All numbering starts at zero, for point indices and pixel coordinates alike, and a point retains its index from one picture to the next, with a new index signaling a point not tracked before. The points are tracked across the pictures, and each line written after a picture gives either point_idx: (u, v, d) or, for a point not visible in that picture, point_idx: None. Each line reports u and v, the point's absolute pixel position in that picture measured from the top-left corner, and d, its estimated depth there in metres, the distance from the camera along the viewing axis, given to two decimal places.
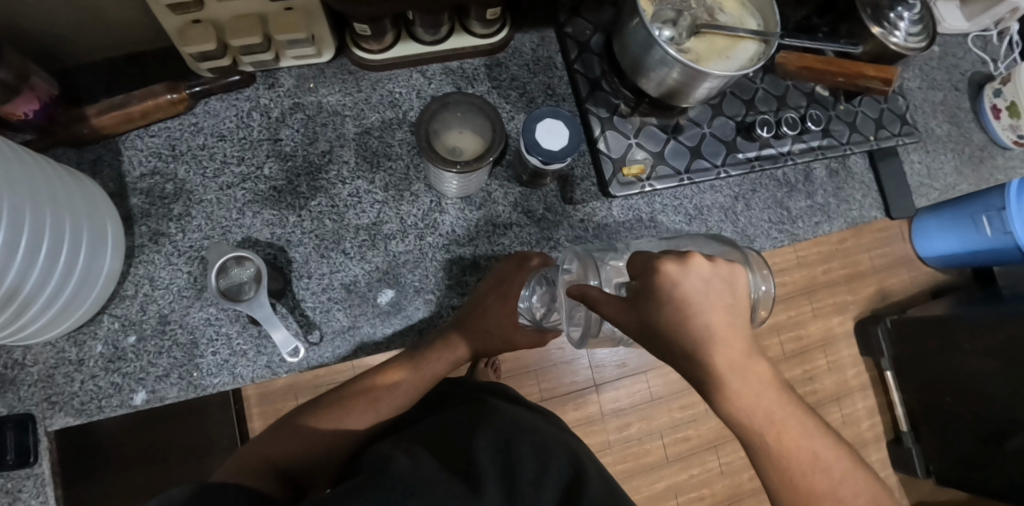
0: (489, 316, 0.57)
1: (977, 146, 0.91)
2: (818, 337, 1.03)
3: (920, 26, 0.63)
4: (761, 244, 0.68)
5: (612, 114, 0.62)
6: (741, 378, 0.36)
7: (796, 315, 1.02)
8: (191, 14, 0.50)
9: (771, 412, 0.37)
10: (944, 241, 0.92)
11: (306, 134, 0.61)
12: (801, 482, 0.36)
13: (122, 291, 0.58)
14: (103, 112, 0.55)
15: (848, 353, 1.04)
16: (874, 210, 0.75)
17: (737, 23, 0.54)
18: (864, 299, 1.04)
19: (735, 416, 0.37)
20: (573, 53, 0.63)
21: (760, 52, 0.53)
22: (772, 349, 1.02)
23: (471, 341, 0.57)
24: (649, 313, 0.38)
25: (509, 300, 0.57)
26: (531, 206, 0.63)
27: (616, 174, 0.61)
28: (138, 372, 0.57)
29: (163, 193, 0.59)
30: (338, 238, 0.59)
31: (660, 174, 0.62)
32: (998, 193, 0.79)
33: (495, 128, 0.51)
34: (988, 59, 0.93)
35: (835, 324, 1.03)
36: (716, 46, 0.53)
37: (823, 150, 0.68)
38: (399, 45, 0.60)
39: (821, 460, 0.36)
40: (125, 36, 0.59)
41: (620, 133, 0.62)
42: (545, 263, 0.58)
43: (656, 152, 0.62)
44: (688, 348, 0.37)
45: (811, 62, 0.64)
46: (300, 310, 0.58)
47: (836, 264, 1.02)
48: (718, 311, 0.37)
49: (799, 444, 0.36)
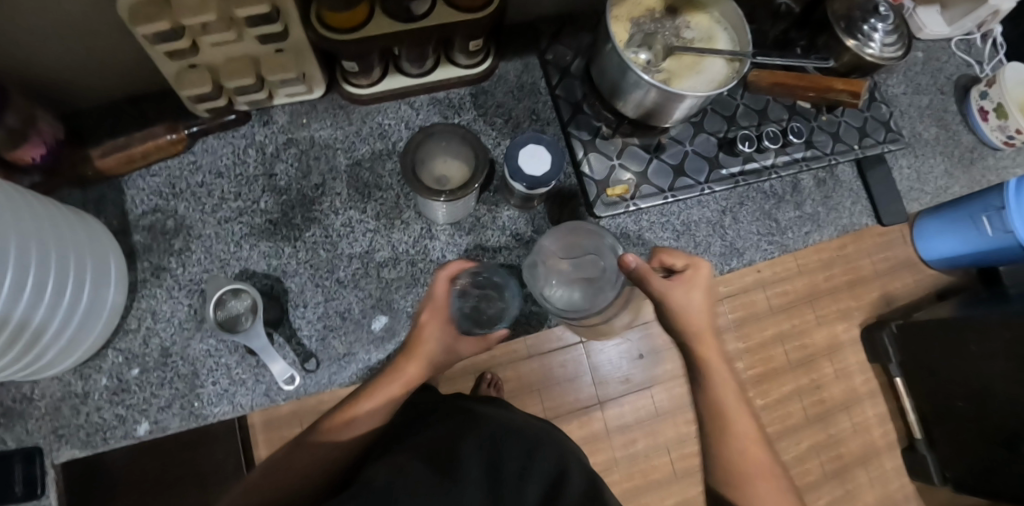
0: (437, 336, 0.54)
1: (968, 148, 0.91)
2: (823, 346, 1.03)
3: (895, 36, 0.65)
4: (751, 257, 0.69)
5: (593, 137, 0.63)
6: (715, 355, 0.51)
7: (799, 323, 1.02)
8: (188, 59, 0.53)
9: (724, 388, 0.50)
10: (944, 243, 0.89)
11: (300, 168, 0.63)
12: (742, 453, 0.48)
13: (126, 325, 0.60)
14: (105, 153, 0.58)
15: (856, 360, 1.04)
16: (864, 217, 0.76)
17: (704, 38, 0.56)
18: (867, 305, 1.04)
19: (707, 386, 0.50)
20: (555, 79, 0.65)
21: (730, 66, 0.54)
22: (777, 358, 1.02)
23: (425, 362, 0.53)
24: (677, 297, 0.50)
25: (443, 313, 0.54)
26: (520, 230, 0.64)
27: (600, 195, 0.62)
28: (142, 403, 0.58)
29: (164, 229, 0.61)
30: (332, 268, 0.61)
31: (643, 193, 0.62)
32: (997, 193, 0.77)
33: (477, 148, 0.53)
34: (973, 62, 0.94)
35: (840, 330, 1.03)
36: (686, 63, 0.55)
37: (807, 161, 0.68)
38: (387, 79, 0.62)
39: (758, 440, 0.48)
40: (128, 80, 0.62)
41: (602, 155, 0.63)
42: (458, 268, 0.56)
43: (639, 172, 0.63)
44: (691, 320, 0.50)
45: (783, 79, 0.64)
46: (297, 340, 0.59)
47: (837, 270, 1.03)
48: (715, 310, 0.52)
49: (745, 422, 0.49)
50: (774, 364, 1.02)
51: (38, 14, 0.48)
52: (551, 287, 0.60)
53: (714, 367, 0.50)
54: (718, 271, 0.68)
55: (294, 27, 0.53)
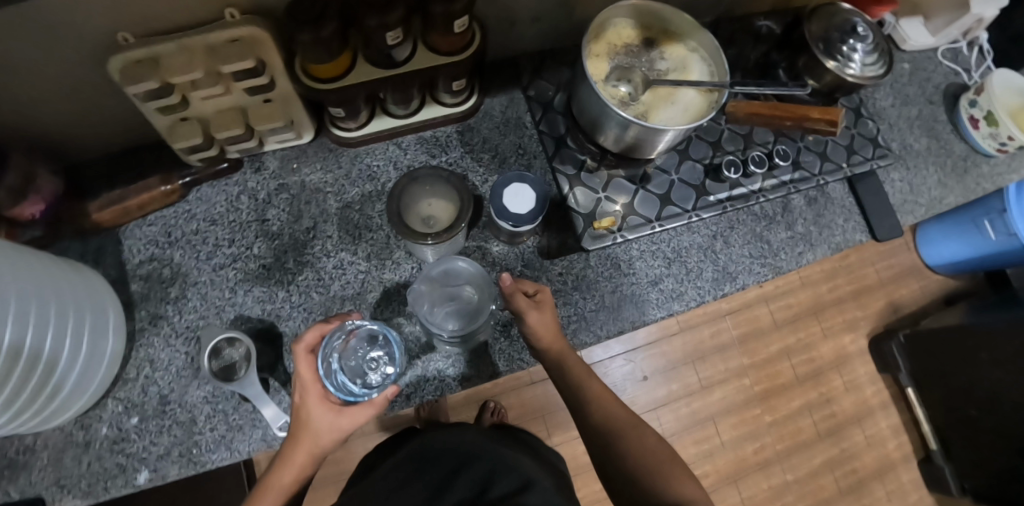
0: (318, 419, 0.50)
1: (960, 156, 0.90)
2: (830, 357, 1.19)
3: (876, 54, 0.67)
4: (744, 280, 0.67)
5: (578, 171, 0.63)
6: (580, 366, 0.56)
7: (805, 336, 1.19)
8: (179, 114, 0.56)
9: (582, 378, 0.56)
10: (948, 247, 1.12)
11: (291, 213, 0.63)
12: (611, 423, 0.54)
13: (125, 374, 0.60)
14: (103, 207, 0.61)
15: (865, 370, 1.19)
16: (859, 233, 0.75)
17: (679, 67, 0.56)
18: (873, 314, 1.21)
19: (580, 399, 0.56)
20: (538, 114, 0.66)
21: (704, 95, 0.54)
22: (784, 373, 1.17)
23: (316, 442, 0.50)
24: (533, 319, 0.54)
25: (314, 391, 0.50)
26: (510, 264, 0.62)
27: (588, 227, 0.62)
28: (142, 451, 0.59)
29: (161, 278, 0.62)
30: (326, 310, 0.60)
31: (631, 223, 0.62)
32: (997, 198, 0.95)
33: (461, 191, 0.54)
34: (961, 69, 0.94)
35: (847, 342, 1.20)
36: (660, 95, 0.55)
37: (795, 183, 0.68)
38: (374, 121, 0.63)
39: (633, 422, 0.55)
40: (124, 135, 0.64)
41: (587, 189, 0.63)
42: (320, 335, 0.51)
43: (626, 203, 0.63)
44: (545, 336, 0.55)
45: (758, 109, 0.64)
46: (291, 383, 0.59)
47: (840, 281, 1.21)
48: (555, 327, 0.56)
49: (615, 410, 0.55)
50: (781, 379, 1.17)
51: (35, 72, 0.50)
52: (435, 315, 0.57)
53: (577, 378, 0.56)
54: (711, 296, 0.66)
55: (280, 79, 0.55)
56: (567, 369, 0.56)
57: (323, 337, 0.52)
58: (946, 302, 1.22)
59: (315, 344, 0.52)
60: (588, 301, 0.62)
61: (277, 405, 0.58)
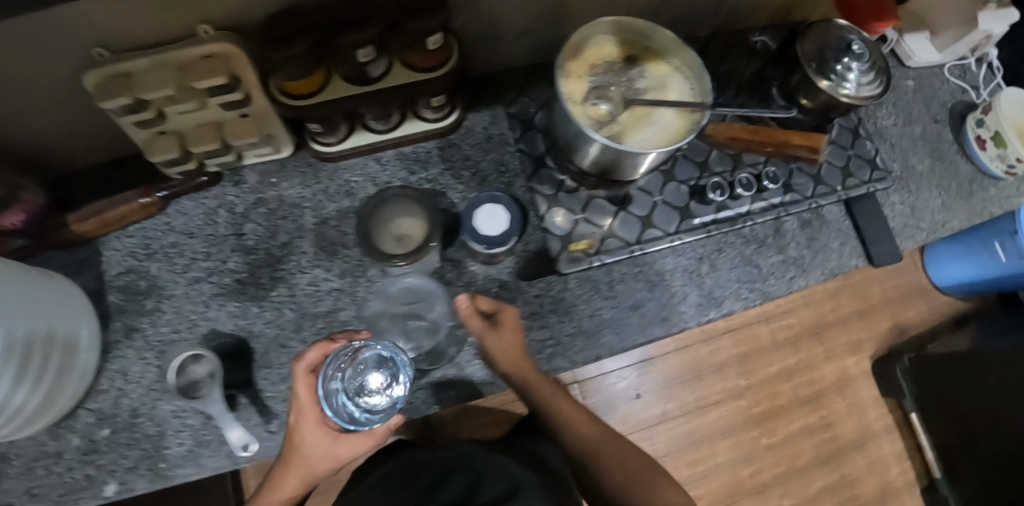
0: (310, 444, 0.49)
1: (966, 178, 0.87)
2: (832, 379, 1.16)
3: (872, 73, 0.64)
4: (730, 306, 0.65)
5: (557, 191, 0.62)
6: (549, 387, 0.55)
7: (805, 357, 1.16)
8: (156, 127, 0.56)
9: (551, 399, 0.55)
10: (956, 268, 1.10)
11: (268, 227, 0.62)
12: (588, 442, 0.54)
13: (98, 385, 0.60)
14: (82, 218, 0.60)
15: (868, 393, 1.16)
16: (856, 258, 0.72)
17: (659, 86, 0.54)
18: (878, 335, 1.17)
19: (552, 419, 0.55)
20: (517, 132, 0.66)
21: (684, 116, 0.53)
22: (784, 394, 1.14)
23: (308, 469, 0.49)
24: (493, 339, 0.54)
25: (311, 413, 0.49)
26: (486, 285, 0.60)
27: (563, 250, 0.60)
28: (111, 463, 0.58)
29: (138, 290, 0.62)
30: (297, 328, 0.59)
31: (609, 246, 0.61)
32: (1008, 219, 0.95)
33: (429, 211, 0.59)
34: (968, 87, 0.92)
35: (851, 364, 1.16)
36: (638, 114, 0.53)
37: (785, 206, 0.66)
38: (354, 136, 0.63)
39: (611, 437, 0.54)
40: (108, 146, 0.64)
41: (565, 209, 0.62)
42: (322, 353, 0.50)
43: (604, 226, 0.62)
44: (508, 359, 0.54)
45: (738, 132, 0.64)
46: (260, 401, 0.58)
47: (843, 301, 1.18)
48: (517, 346, 0.55)
49: (589, 427, 0.55)
50: (781, 400, 1.14)
51: (14, 90, 0.51)
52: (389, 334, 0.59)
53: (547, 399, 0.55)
54: (695, 322, 0.64)
55: (256, 94, 0.55)
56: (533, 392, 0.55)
57: (327, 356, 0.51)
58: (954, 325, 1.19)
59: (317, 363, 0.51)
60: (566, 325, 0.60)
61: (245, 423, 0.57)
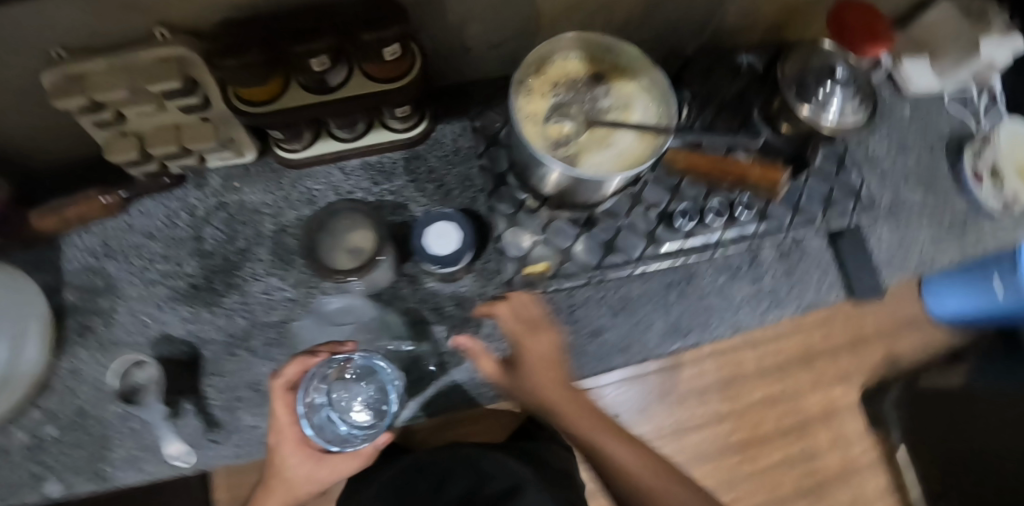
0: (295, 467, 0.52)
1: (958, 213, 0.84)
2: (818, 410, 1.12)
3: (857, 99, 0.61)
4: (697, 337, 0.63)
5: (517, 211, 0.61)
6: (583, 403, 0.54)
7: (792, 386, 1.11)
8: (115, 127, 0.55)
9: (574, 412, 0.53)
10: None
11: (227, 232, 0.62)
12: (619, 461, 0.50)
13: (49, 383, 0.60)
14: (43, 215, 0.59)
15: (853, 427, 1.12)
16: (834, 291, 0.69)
17: (622, 105, 0.52)
18: (871, 367, 1.12)
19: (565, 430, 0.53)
20: (481, 147, 0.64)
21: (646, 139, 0.50)
22: (767, 423, 1.10)
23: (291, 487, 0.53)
24: (517, 333, 0.55)
25: (293, 434, 0.52)
26: (441, 303, 0.59)
27: (518, 273, 0.60)
28: (56, 462, 0.58)
29: (94, 289, 0.61)
30: (247, 337, 0.59)
31: (566, 271, 0.61)
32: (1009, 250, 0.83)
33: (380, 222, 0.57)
34: (968, 116, 0.88)
35: (838, 395, 1.12)
36: (597, 135, 0.51)
37: (757, 236, 0.65)
38: (319, 142, 0.61)
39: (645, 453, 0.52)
40: (78, 145, 0.62)
41: (526, 230, 0.61)
42: (300, 371, 0.51)
43: (563, 248, 0.61)
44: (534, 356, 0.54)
45: (695, 161, 0.61)
46: (206, 409, 0.57)
47: (836, 330, 1.11)
48: (547, 346, 0.55)
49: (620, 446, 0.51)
50: (764, 428, 1.10)
51: None
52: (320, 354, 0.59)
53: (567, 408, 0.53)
54: (657, 352, 0.62)
55: (215, 98, 0.54)
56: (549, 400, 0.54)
57: (303, 373, 0.51)
58: (950, 358, 1.13)
59: (295, 381, 0.52)
60: None
61: (190, 430, 0.57)
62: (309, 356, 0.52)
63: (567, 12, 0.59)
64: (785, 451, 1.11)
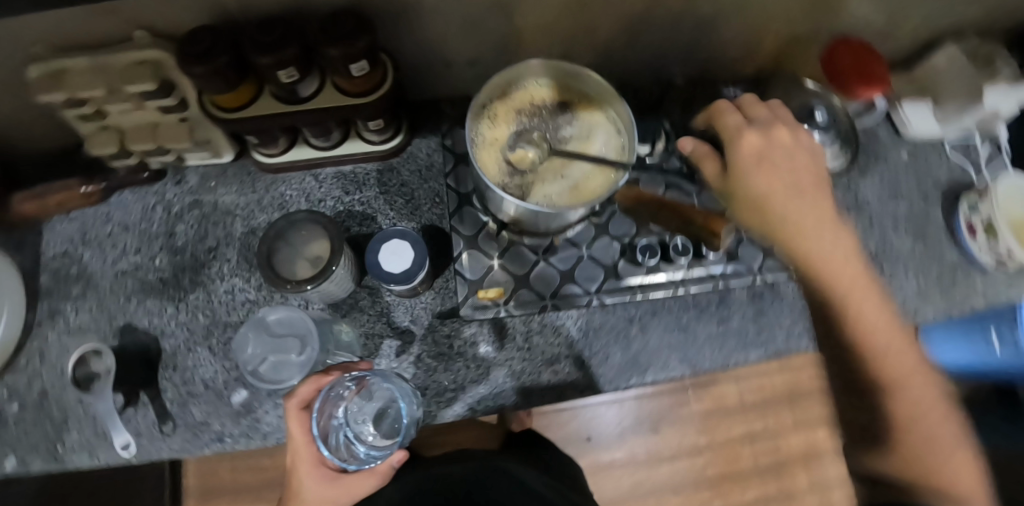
0: (311, 487, 0.50)
1: (949, 265, 0.81)
2: (799, 450, 1.09)
3: (836, 143, 0.64)
4: (653, 375, 0.62)
5: (477, 233, 0.62)
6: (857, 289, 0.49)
7: (773, 423, 1.09)
8: (96, 121, 0.56)
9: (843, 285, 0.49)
10: None
11: (198, 230, 0.64)
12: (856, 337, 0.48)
13: (15, 362, 0.61)
14: (25, 200, 0.62)
15: (835, 469, 1.09)
16: (807, 340, 0.66)
17: (582, 135, 0.52)
18: None
19: (893, 391, 0.47)
20: (449, 166, 0.65)
21: (603, 173, 0.50)
22: (744, 458, 1.08)
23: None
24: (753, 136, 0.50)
25: (307, 452, 0.51)
26: (397, 318, 0.60)
27: (470, 296, 0.60)
28: (14, 439, 0.59)
29: (67, 275, 0.63)
30: (207, 334, 0.61)
31: (519, 298, 0.61)
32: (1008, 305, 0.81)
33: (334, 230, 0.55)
34: (969, 165, 0.84)
35: (821, 436, 1.10)
36: (555, 165, 0.51)
37: (726, 276, 0.64)
38: (294, 149, 0.61)
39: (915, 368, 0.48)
40: (61, 132, 0.64)
41: (484, 254, 0.61)
42: (315, 388, 0.52)
43: (519, 275, 0.61)
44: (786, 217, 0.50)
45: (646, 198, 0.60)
46: (160, 401, 0.59)
47: (824, 369, 1.11)
48: (787, 167, 0.50)
49: (901, 349, 0.48)
50: (739, 464, 1.08)
51: None
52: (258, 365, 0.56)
53: (888, 358, 0.47)
54: (612, 387, 0.61)
55: (191, 101, 0.55)
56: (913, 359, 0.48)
57: (319, 390, 0.52)
58: None
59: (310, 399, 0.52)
60: (471, 371, 0.59)
61: (141, 421, 0.58)
62: (319, 375, 0.52)
63: (546, 34, 0.59)
64: (762, 489, 1.08)
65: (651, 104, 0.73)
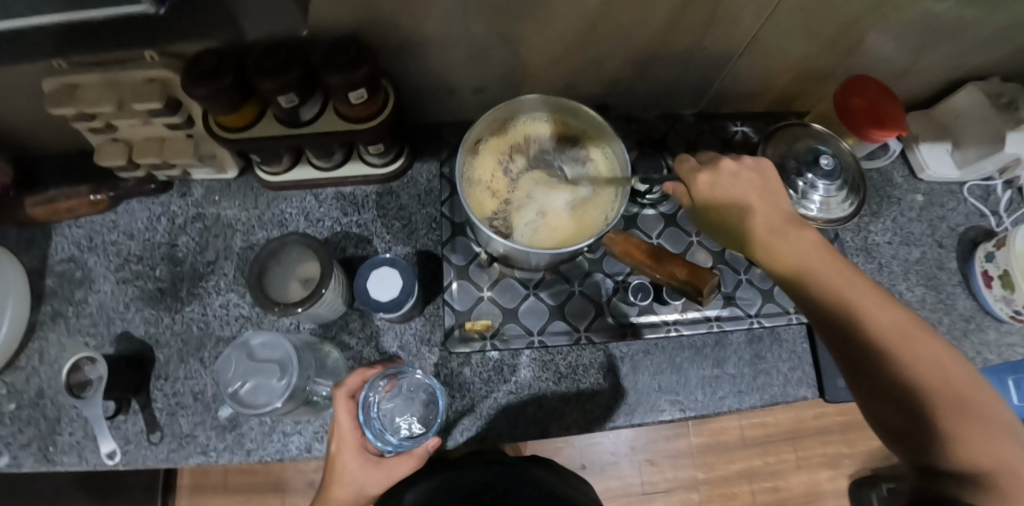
0: (354, 472, 0.48)
1: (963, 315, 0.77)
2: (799, 492, 1.06)
3: (841, 192, 0.63)
4: (643, 416, 0.61)
5: (468, 263, 0.62)
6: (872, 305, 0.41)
7: (773, 462, 1.06)
8: (107, 134, 0.58)
9: (874, 321, 0.41)
10: None
11: (200, 243, 0.65)
12: (897, 378, 0.40)
13: (16, 361, 0.63)
14: (36, 204, 0.63)
15: None
16: (803, 387, 0.64)
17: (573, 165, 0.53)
18: (862, 454, 1.07)
19: (951, 448, 0.38)
20: (446, 194, 0.65)
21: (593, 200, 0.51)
22: (742, 497, 1.05)
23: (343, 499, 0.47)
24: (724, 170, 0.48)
25: (353, 440, 0.49)
26: (386, 344, 0.61)
27: (458, 327, 0.60)
28: (8, 436, 0.61)
29: (71, 278, 0.65)
30: (200, 346, 0.62)
31: (507, 331, 0.60)
32: None
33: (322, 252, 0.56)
34: (987, 212, 0.81)
35: (824, 479, 1.06)
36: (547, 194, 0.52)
37: (720, 319, 0.63)
38: (297, 168, 0.63)
39: (973, 394, 0.39)
40: (77, 140, 0.66)
41: (473, 285, 0.61)
42: (361, 381, 0.51)
43: (508, 308, 0.61)
44: (782, 256, 0.44)
45: (630, 247, 0.55)
46: (150, 410, 0.60)
47: (829, 410, 1.08)
48: (754, 193, 0.47)
49: (948, 376, 0.39)
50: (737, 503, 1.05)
51: None
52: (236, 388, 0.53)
53: (947, 420, 0.38)
54: (597, 425, 0.60)
55: (197, 118, 0.57)
56: (972, 406, 0.39)
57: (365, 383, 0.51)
58: None
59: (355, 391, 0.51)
60: (455, 401, 0.59)
61: (131, 427, 0.59)
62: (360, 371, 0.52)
63: (552, 66, 0.59)
64: None
65: (654, 138, 0.72)
